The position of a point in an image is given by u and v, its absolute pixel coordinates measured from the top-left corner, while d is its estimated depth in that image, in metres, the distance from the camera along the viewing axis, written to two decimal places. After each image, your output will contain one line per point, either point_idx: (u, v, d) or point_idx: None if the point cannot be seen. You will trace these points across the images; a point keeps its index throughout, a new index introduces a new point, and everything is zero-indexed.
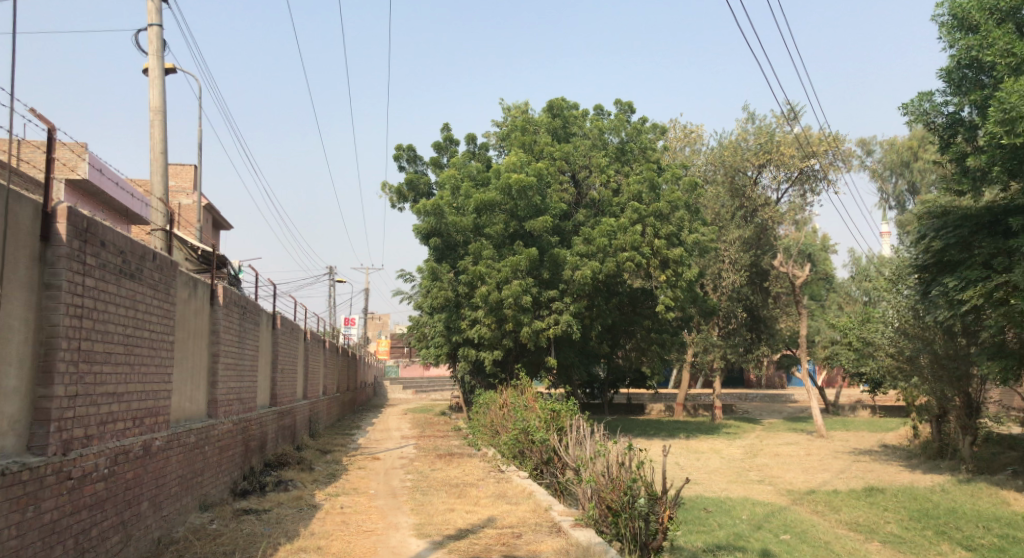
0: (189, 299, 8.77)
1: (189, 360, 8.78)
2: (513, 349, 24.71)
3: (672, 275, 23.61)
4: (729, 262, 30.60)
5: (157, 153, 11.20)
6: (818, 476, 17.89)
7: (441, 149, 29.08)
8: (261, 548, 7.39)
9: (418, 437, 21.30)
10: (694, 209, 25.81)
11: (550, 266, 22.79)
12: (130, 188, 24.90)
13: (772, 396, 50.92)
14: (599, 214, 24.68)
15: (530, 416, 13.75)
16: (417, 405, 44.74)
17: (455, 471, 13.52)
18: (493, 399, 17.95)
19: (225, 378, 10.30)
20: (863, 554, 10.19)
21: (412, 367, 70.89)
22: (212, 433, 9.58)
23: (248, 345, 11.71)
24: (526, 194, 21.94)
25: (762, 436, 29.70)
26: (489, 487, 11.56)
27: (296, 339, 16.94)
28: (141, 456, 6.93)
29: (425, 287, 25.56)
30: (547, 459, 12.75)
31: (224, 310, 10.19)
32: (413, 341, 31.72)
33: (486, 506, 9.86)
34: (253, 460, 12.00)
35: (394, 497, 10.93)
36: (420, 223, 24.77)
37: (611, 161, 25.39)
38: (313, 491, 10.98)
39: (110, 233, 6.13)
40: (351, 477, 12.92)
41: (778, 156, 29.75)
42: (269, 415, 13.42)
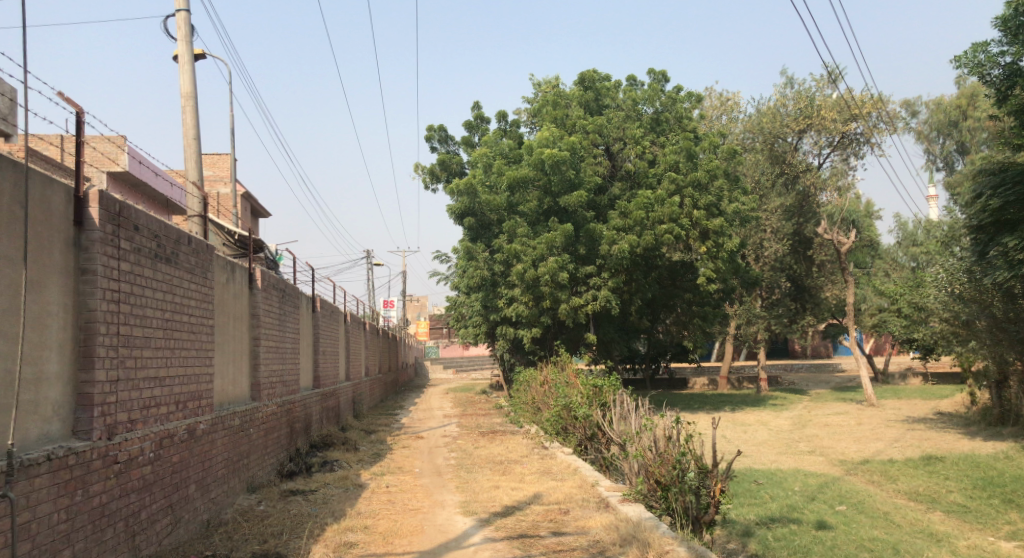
0: (227, 283, 8.76)
1: (229, 344, 8.78)
2: (551, 326, 24.60)
3: (712, 246, 23.25)
4: (771, 232, 29.98)
5: (190, 139, 11.22)
6: (871, 445, 17.45)
7: (472, 127, 28.86)
8: (308, 528, 7.37)
9: (461, 416, 21.34)
10: (734, 178, 25.23)
11: (587, 241, 22.46)
12: (168, 177, 25.37)
13: (818, 366, 50.07)
14: (635, 186, 24.26)
15: (572, 392, 13.57)
16: (458, 384, 45.02)
17: (499, 448, 13.45)
18: (533, 376, 17.84)
19: (267, 361, 10.32)
20: (926, 524, 9.87)
21: (452, 348, 71.21)
22: (257, 416, 9.60)
23: (289, 328, 11.72)
24: (559, 169, 21.65)
25: (810, 407, 29.17)
26: (534, 463, 11.46)
27: (336, 322, 17.01)
28: (186, 439, 6.93)
29: (461, 267, 25.54)
30: (591, 435, 12.61)
31: (263, 294, 10.18)
32: (451, 321, 31.75)
33: (532, 483, 9.74)
34: (299, 441, 12.07)
35: (439, 475, 10.88)
36: (454, 203, 24.69)
37: (646, 132, 24.95)
38: (359, 470, 10.98)
39: (143, 217, 6.08)
40: (395, 456, 12.91)
41: (818, 121, 28.98)
42: (312, 396, 13.48)
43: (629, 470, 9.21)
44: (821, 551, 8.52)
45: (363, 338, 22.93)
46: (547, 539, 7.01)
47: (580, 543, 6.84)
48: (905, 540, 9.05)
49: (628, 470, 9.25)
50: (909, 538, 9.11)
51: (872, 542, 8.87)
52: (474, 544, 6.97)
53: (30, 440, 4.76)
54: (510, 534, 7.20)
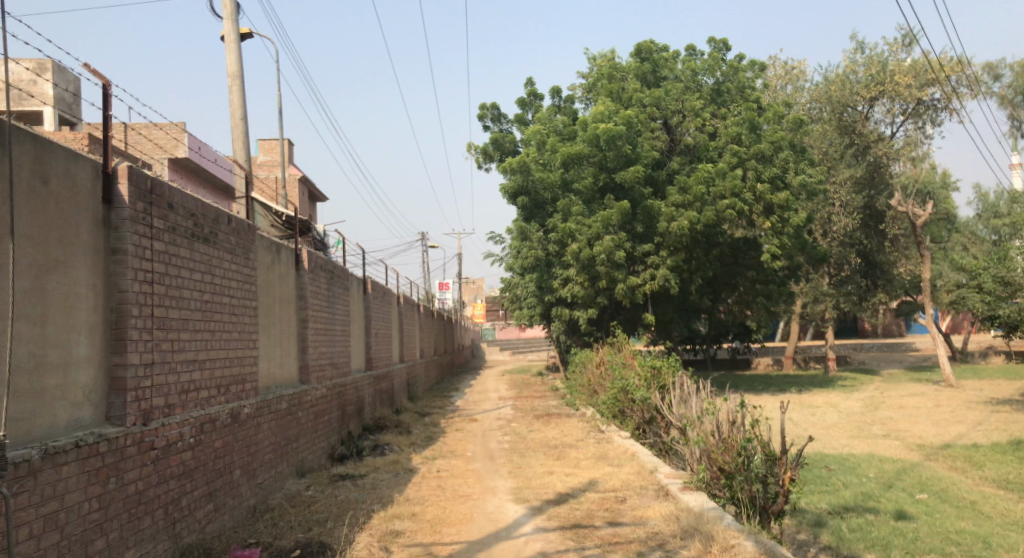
0: (272, 264, 8.55)
1: (275, 326, 8.57)
2: (608, 307, 24.09)
3: (777, 221, 22.41)
4: (839, 206, 28.70)
5: (237, 120, 11.03)
6: (952, 429, 16.47)
7: (525, 105, 28.35)
8: (355, 514, 7.10)
9: (517, 398, 21.07)
10: (800, 150, 24.16)
11: (644, 219, 21.75)
12: (227, 165, 25.71)
13: (890, 345, 48.25)
14: (695, 160, 23.45)
15: (629, 374, 13.11)
16: (515, 365, 44.97)
17: (554, 432, 13.08)
18: (589, 357, 17.40)
19: (316, 343, 10.13)
20: (1018, 515, 9.11)
21: (509, 329, 71.16)
22: (305, 399, 9.40)
23: (338, 310, 11.55)
24: (615, 144, 21.00)
25: (882, 388, 27.95)
26: (589, 447, 11.06)
27: (388, 304, 16.88)
28: (230, 424, 6.68)
29: (515, 248, 25.22)
30: (649, 418, 12.15)
31: (311, 275, 9.98)
32: (506, 303, 31.48)
33: (587, 469, 9.33)
34: (351, 424, 11.93)
35: (492, 460, 10.57)
36: (507, 181, 24.39)
37: (706, 104, 24.12)
38: (410, 454, 10.75)
39: (178, 194, 5.83)
40: (448, 439, 12.67)
41: (892, 87, 27.82)
42: (364, 378, 13.34)
43: (689, 456, 8.73)
44: (902, 544, 7.88)
45: (418, 320, 22.82)
46: (603, 529, 6.60)
47: (638, 535, 6.40)
48: (997, 533, 8.33)
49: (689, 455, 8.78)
50: (1001, 531, 8.38)
51: (959, 535, 8.19)
52: (525, 534, 6.59)
53: (58, 428, 4.54)
54: (563, 524, 6.80)
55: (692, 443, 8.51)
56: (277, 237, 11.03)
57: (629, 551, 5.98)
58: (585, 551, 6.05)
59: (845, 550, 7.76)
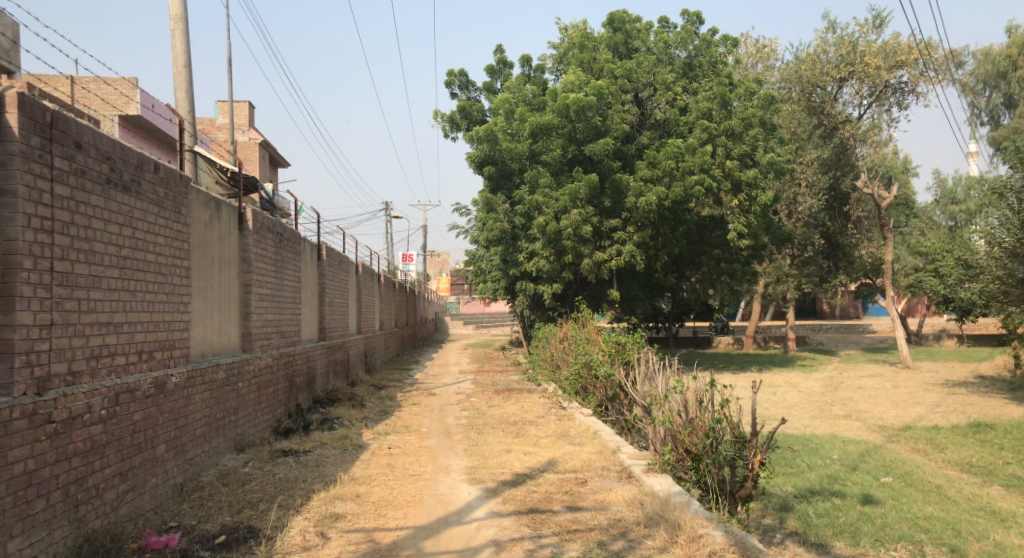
0: (209, 222, 7.86)
1: (211, 290, 7.89)
2: (573, 282, 23.67)
3: (745, 199, 22.10)
4: (805, 186, 28.53)
5: (180, 66, 10.12)
6: (911, 410, 16.37)
7: (493, 73, 27.58)
8: (294, 494, 6.52)
9: (478, 372, 20.64)
10: (771, 128, 23.88)
11: (612, 193, 21.27)
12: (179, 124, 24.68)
13: (847, 326, 48.86)
14: (664, 135, 23.05)
15: (593, 349, 12.67)
16: (477, 340, 44.49)
17: (514, 408, 12.59)
18: (552, 332, 16.97)
19: (261, 310, 9.46)
20: (985, 501, 8.81)
21: (472, 304, 70.55)
22: (246, 369, 8.75)
23: (288, 276, 10.88)
24: (585, 115, 20.44)
25: (841, 368, 28.09)
26: (550, 425, 10.59)
27: (346, 273, 16.19)
28: (154, 395, 6.02)
29: (480, 220, 24.40)
30: (612, 395, 11.76)
31: (256, 237, 9.29)
32: (470, 276, 30.88)
33: (546, 448, 8.86)
34: (300, 396, 11.32)
35: (447, 436, 10.05)
36: (473, 150, 23.67)
37: (678, 77, 23.66)
38: (360, 429, 10.17)
39: (88, 133, 5.12)
40: (403, 414, 12.12)
41: (861, 68, 27.60)
42: (317, 348, 12.71)
43: (654, 436, 8.30)
44: (872, 531, 7.52)
45: (377, 291, 22.13)
46: (561, 515, 6.13)
47: (599, 522, 5.92)
48: (965, 519, 7.99)
49: (654, 435, 8.35)
50: (970, 517, 8.07)
51: (926, 521, 7.85)
52: (477, 519, 6.08)
53: None
54: (519, 508, 6.31)
55: (658, 423, 8.06)
56: (222, 195, 10.24)
57: (588, 541, 5.52)
58: (541, 540, 5.57)
59: (812, 537, 7.39)
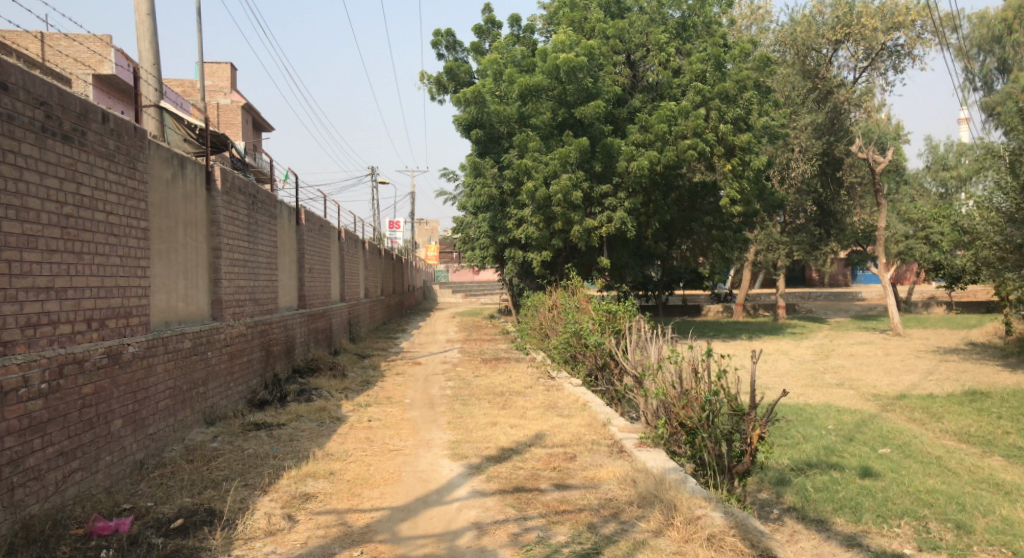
0: (171, 180, 7.32)
1: (174, 253, 7.38)
2: (563, 249, 23.20)
3: (738, 164, 21.62)
4: (798, 151, 28.02)
5: (143, 15, 9.37)
6: (904, 378, 16.07)
7: (482, 33, 26.79)
8: (263, 473, 6.10)
9: (465, 341, 20.25)
10: (766, 91, 23.32)
11: (603, 157, 20.72)
12: None
13: (837, 294, 48.77)
14: (657, 98, 22.47)
15: (583, 317, 12.24)
16: (466, 308, 44.06)
17: (500, 378, 12.17)
18: (541, 300, 16.53)
19: (232, 277, 8.96)
20: (988, 472, 8.39)
21: (462, 272, 70.02)
22: (216, 338, 8.27)
23: (262, 240, 10.34)
24: (576, 77, 19.89)
25: (831, 336, 27.85)
26: (538, 396, 10.18)
27: (327, 239, 15.66)
28: (109, 366, 5.55)
29: (468, 185, 23.79)
30: (602, 365, 11.39)
31: (225, 198, 8.72)
32: (458, 243, 30.36)
33: (534, 420, 8.46)
34: (278, 366, 10.88)
35: (430, 408, 9.63)
36: (461, 113, 23.01)
37: (671, 38, 23.00)
38: (340, 401, 9.74)
39: (12, 74, 4.62)
40: (386, 384, 11.69)
41: (858, 29, 26.93)
42: (296, 316, 12.25)
43: (646, 408, 7.90)
44: (873, 506, 7.12)
45: (362, 258, 21.64)
46: (549, 495, 5.72)
47: (589, 502, 5.53)
48: (969, 492, 7.56)
49: (646, 406, 7.96)
50: (974, 490, 7.69)
51: (929, 495, 7.39)
52: (459, 499, 5.67)
53: None
54: (504, 487, 5.90)
55: (650, 395, 7.65)
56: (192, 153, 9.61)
57: (578, 523, 5.12)
58: (526, 522, 5.17)
59: (811, 513, 7.02)
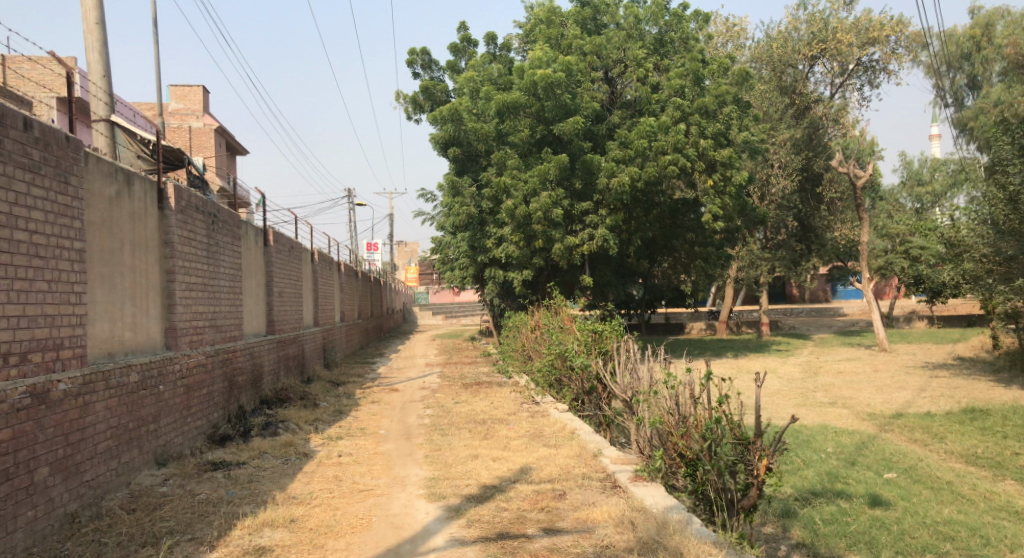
0: (116, 198, 6.68)
1: (119, 278, 6.73)
2: (544, 269, 22.64)
3: (720, 179, 21.28)
4: (778, 166, 27.78)
5: (91, 24, 8.71)
6: (897, 396, 15.61)
7: (458, 51, 26.39)
8: (213, 523, 5.42)
9: (445, 364, 19.56)
10: (746, 105, 23.04)
11: (583, 173, 20.24)
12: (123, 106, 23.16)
13: (819, 310, 48.64)
14: (636, 114, 22.11)
15: (568, 338, 11.63)
16: (447, 330, 43.33)
17: (481, 404, 11.52)
18: (523, 321, 15.95)
19: (189, 302, 8.28)
20: (1004, 498, 7.83)
21: (442, 294, 69.24)
22: (170, 370, 7.59)
23: (224, 263, 9.66)
24: (554, 93, 19.46)
25: (817, 352, 27.46)
26: (522, 424, 9.54)
27: (299, 261, 14.97)
28: (30, 407, 4.91)
29: (446, 205, 23.17)
30: (589, 388, 10.77)
31: (180, 217, 8.06)
32: (436, 264, 29.69)
33: (518, 452, 7.81)
34: (243, 397, 10.17)
35: (406, 440, 8.96)
36: (438, 131, 22.52)
37: (649, 54, 22.69)
38: (308, 434, 9.03)
39: None
40: (360, 414, 10.99)
41: (834, 45, 26.83)
42: (264, 343, 11.55)
43: (641, 436, 7.29)
44: (890, 542, 6.53)
45: (337, 281, 20.94)
46: (537, 542, 5.09)
47: (583, 550, 4.90)
48: (989, 522, 7.00)
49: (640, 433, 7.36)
50: (995, 520, 7.11)
51: (947, 527, 6.82)
52: (436, 549, 5.01)
53: None
54: (486, 533, 5.25)
55: (645, 423, 7.05)
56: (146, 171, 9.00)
57: None
58: None
59: (824, 550, 6.42)
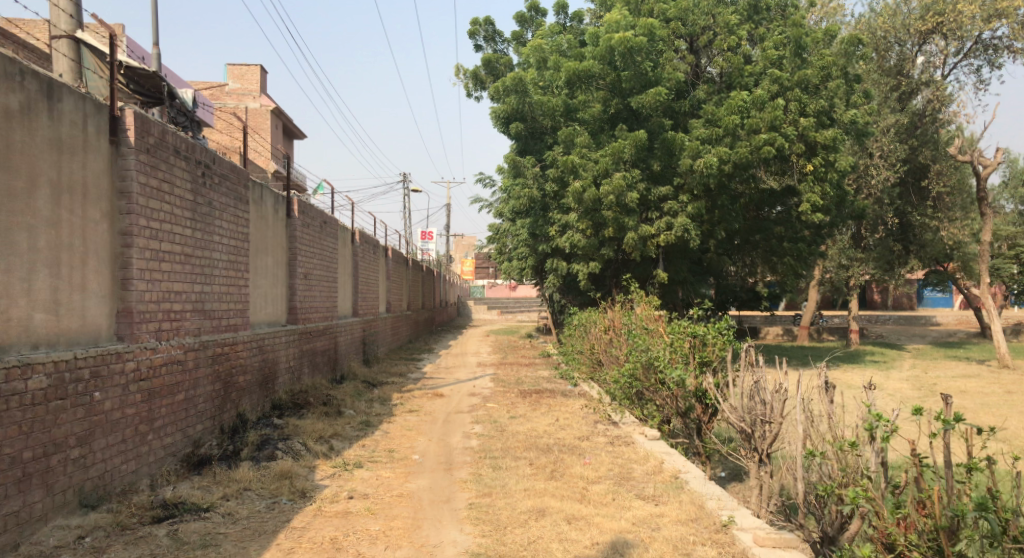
0: (20, 113, 4.55)
1: (23, 234, 4.58)
2: (613, 261, 20.02)
3: (821, 164, 18.22)
4: (877, 156, 23.86)
5: None
6: None
7: (525, 22, 23.97)
8: None
9: (500, 365, 17.21)
10: (854, 80, 19.61)
11: (662, 154, 17.34)
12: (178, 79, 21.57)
13: (908, 318, 44.52)
14: (725, 90, 19.12)
15: (655, 344, 9.03)
16: (503, 326, 41.10)
17: (545, 422, 9.07)
18: (592, 318, 13.43)
19: (160, 276, 6.07)
20: None
21: (498, 288, 66.85)
22: (121, 369, 5.40)
23: (219, 231, 7.44)
24: (633, 60, 16.78)
25: (922, 366, 24.03)
26: (602, 457, 7.10)
27: (334, 240, 12.82)
28: None
29: (506, 188, 20.81)
30: (685, 409, 8.34)
31: (148, 159, 5.86)
32: (494, 255, 27.23)
33: (605, 510, 5.36)
34: (244, 402, 7.97)
35: (446, 474, 6.57)
36: (499, 105, 20.04)
37: (742, 21, 19.74)
38: (316, 461, 6.73)
39: None
40: (392, 428, 8.71)
41: (952, 18, 22.06)
42: (280, 333, 9.40)
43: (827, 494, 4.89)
44: None
45: (384, 266, 18.87)
46: None
47: None
48: None
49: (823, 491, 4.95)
50: None
51: None
52: None
53: None
54: None
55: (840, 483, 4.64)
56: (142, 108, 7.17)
57: None
58: None
59: None
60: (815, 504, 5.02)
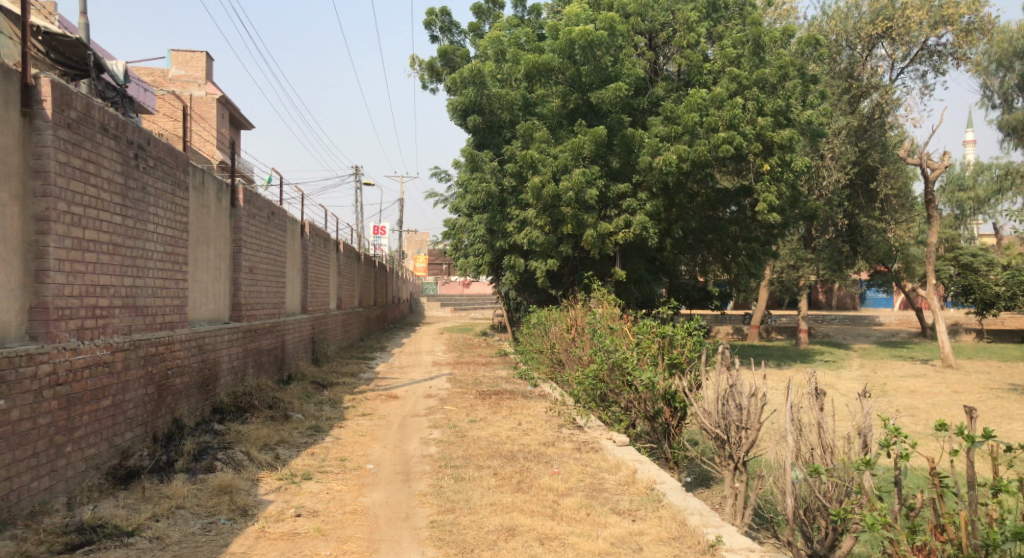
0: None
1: None
2: (570, 258, 19.66)
3: (778, 164, 18.06)
4: (830, 158, 23.93)
5: None
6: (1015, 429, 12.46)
7: (481, 13, 23.44)
8: None
9: (455, 364, 16.68)
10: (810, 81, 19.58)
11: (621, 150, 16.97)
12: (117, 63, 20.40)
13: (854, 318, 45.38)
14: (684, 87, 18.88)
15: (621, 345, 8.62)
16: (456, 324, 40.49)
17: (507, 427, 8.60)
18: (552, 317, 13.01)
19: (84, 268, 5.43)
20: None
21: (450, 286, 66.12)
22: (32, 373, 4.77)
23: (154, 219, 6.77)
24: (593, 54, 16.39)
25: (871, 366, 24.29)
26: (570, 465, 6.67)
27: (281, 234, 12.12)
28: None
29: (462, 183, 20.26)
30: (653, 413, 7.95)
31: (68, 135, 5.22)
32: (448, 251, 26.66)
33: (581, 526, 4.92)
34: (181, 406, 7.31)
35: (404, 485, 6.07)
36: (456, 97, 19.45)
37: (701, 18, 19.52)
38: (260, 474, 6.14)
39: None
40: (344, 434, 8.13)
41: (901, 23, 22.33)
42: (222, 332, 8.73)
43: (818, 510, 4.54)
44: None
45: (335, 261, 18.15)
46: None
47: None
48: None
49: (814, 507, 4.60)
50: None
51: None
52: None
53: None
54: None
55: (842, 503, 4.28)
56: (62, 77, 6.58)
57: None
58: None
59: None
60: (803, 521, 4.66)
